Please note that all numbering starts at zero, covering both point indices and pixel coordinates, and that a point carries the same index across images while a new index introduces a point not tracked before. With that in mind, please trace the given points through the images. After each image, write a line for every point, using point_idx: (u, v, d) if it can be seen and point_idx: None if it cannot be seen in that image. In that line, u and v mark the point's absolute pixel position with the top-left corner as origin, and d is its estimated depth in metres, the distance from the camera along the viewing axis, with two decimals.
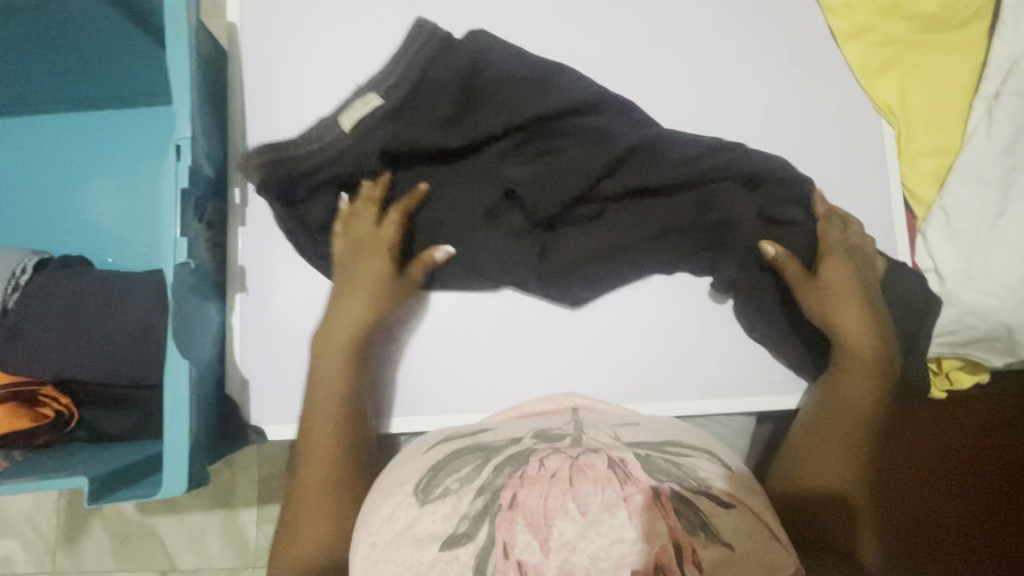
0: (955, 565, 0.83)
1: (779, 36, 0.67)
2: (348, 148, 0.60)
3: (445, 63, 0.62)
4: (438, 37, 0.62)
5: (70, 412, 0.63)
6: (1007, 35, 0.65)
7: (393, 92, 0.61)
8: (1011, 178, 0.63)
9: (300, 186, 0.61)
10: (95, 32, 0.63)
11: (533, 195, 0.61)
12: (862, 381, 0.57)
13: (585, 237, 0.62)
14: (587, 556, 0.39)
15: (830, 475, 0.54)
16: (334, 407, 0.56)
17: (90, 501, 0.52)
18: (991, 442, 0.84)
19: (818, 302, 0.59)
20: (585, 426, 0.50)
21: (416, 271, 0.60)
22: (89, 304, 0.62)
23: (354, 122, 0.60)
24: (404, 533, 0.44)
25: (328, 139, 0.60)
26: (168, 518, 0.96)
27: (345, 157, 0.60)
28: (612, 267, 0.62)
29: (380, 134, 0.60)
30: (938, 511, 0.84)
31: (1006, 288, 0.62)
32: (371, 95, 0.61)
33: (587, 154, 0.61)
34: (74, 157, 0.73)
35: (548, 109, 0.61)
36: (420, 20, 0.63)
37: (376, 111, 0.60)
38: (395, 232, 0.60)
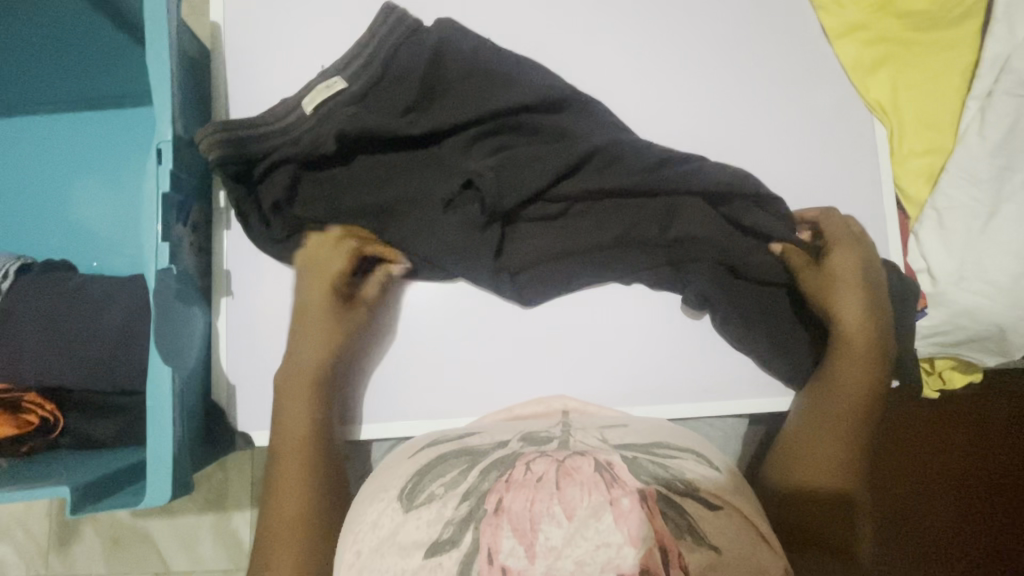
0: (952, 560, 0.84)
1: (770, 33, 0.66)
2: (309, 132, 0.60)
3: (412, 51, 0.61)
4: (405, 25, 0.60)
5: (54, 418, 0.62)
6: (999, 34, 0.64)
7: (359, 80, 0.60)
8: (1004, 177, 0.63)
9: (255, 166, 0.60)
10: (75, 32, 0.62)
11: (492, 186, 0.59)
12: (859, 373, 0.56)
13: (544, 235, 0.62)
14: (572, 562, 0.38)
15: (826, 476, 0.53)
16: (306, 402, 0.56)
17: (72, 509, 0.52)
18: (986, 435, 0.84)
19: (818, 288, 0.59)
20: (572, 429, 0.50)
21: (370, 291, 0.61)
22: (73, 310, 0.61)
23: (316, 105, 0.59)
24: (388, 539, 0.44)
25: (289, 122, 0.59)
26: (160, 521, 0.95)
27: (303, 142, 0.59)
28: (572, 262, 0.62)
29: (339, 120, 0.59)
30: (932, 509, 0.84)
31: (998, 288, 0.62)
32: (335, 78, 0.59)
33: (546, 143, 0.62)
34: (57, 159, 0.72)
35: (515, 102, 0.61)
36: (387, 5, 0.61)
37: (339, 96, 0.59)
38: (349, 265, 0.60)
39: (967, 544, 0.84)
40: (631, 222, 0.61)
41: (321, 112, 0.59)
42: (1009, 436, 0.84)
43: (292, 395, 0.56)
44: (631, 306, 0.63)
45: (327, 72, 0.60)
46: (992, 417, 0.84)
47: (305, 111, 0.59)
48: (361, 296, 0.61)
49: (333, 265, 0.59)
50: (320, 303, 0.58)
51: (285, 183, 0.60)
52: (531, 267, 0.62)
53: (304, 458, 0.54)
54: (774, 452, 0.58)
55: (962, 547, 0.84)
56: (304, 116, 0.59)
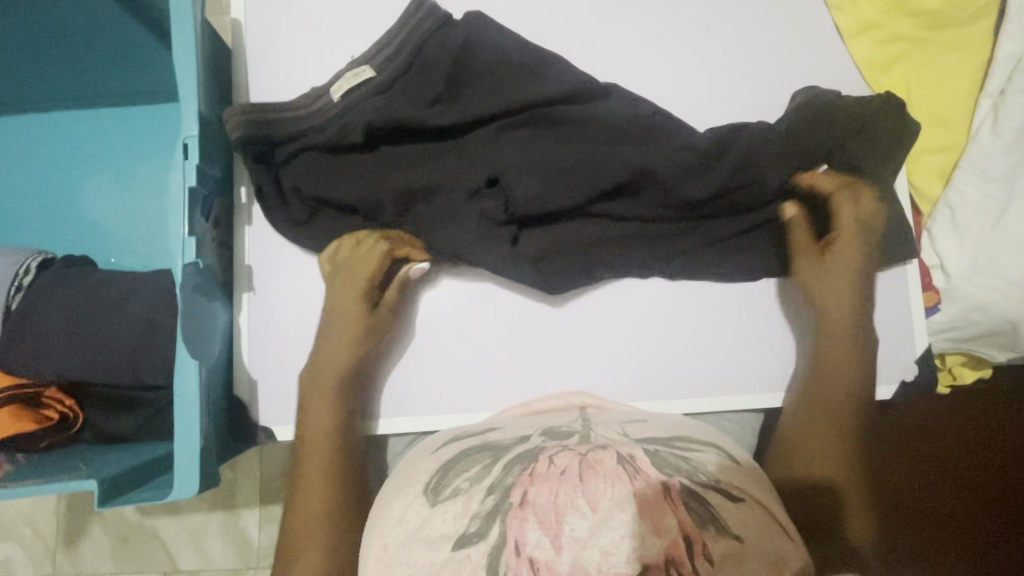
0: (964, 548, 0.85)
1: (785, 33, 0.67)
2: (335, 118, 0.60)
3: (441, 41, 0.60)
4: (435, 15, 0.60)
5: (74, 414, 0.62)
6: (1014, 32, 0.65)
7: (387, 70, 0.60)
8: (1016, 174, 0.63)
9: (279, 152, 0.61)
10: (97, 30, 0.62)
11: (519, 183, 0.60)
12: (853, 369, 0.58)
13: (559, 228, 0.62)
14: (597, 551, 0.38)
15: (828, 466, 0.54)
16: (330, 400, 0.58)
17: (100, 504, 0.52)
18: (992, 424, 0.86)
19: (809, 275, 0.61)
20: (592, 423, 0.50)
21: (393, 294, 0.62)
22: (94, 305, 0.61)
23: (344, 93, 0.59)
24: (416, 533, 0.44)
25: (315, 108, 0.60)
26: (169, 520, 0.95)
27: (330, 129, 0.60)
28: (587, 256, 0.62)
29: (366, 107, 0.60)
30: (934, 503, 0.85)
31: (1010, 283, 0.63)
32: (363, 67, 0.59)
33: (586, 134, 0.62)
34: (75, 156, 0.72)
35: (541, 96, 0.61)
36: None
37: (368, 85, 0.59)
38: (375, 267, 0.60)
39: (965, 538, 0.85)
40: (647, 216, 0.62)
41: (348, 101, 0.59)
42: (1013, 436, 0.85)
43: (315, 391, 0.58)
44: (658, 298, 0.64)
45: (356, 61, 0.60)
46: (995, 416, 0.86)
47: (332, 99, 0.59)
48: (384, 302, 0.61)
49: (365, 265, 0.60)
50: (351, 304, 0.60)
51: (318, 175, 0.61)
52: (552, 259, 0.62)
53: (333, 454, 0.56)
54: (776, 443, 0.58)
55: (962, 543, 0.85)
56: (332, 103, 0.59)
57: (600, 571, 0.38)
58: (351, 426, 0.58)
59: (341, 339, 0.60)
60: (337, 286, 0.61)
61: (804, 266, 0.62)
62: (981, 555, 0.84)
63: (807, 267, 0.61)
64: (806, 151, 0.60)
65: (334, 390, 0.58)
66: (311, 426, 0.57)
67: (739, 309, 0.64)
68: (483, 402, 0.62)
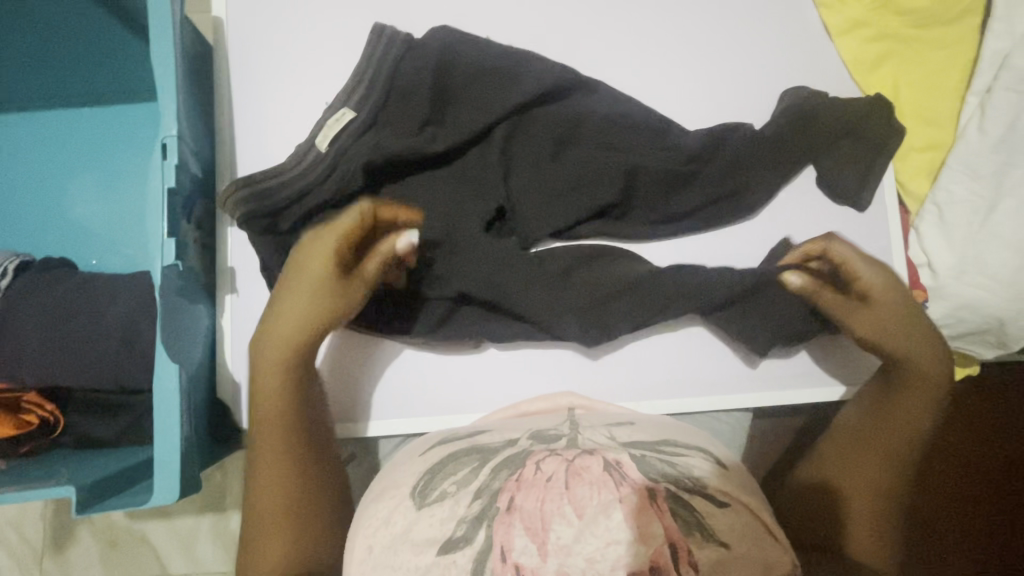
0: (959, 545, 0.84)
1: (772, 30, 0.66)
2: (331, 168, 0.58)
3: (414, 64, 0.60)
4: (399, 40, 0.60)
5: (54, 419, 0.61)
6: (999, 30, 0.65)
7: (369, 108, 0.59)
8: (1004, 173, 0.63)
9: (283, 219, 0.58)
10: (74, 28, 0.61)
11: (527, 216, 0.61)
12: (920, 400, 0.54)
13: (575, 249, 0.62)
14: (583, 559, 0.38)
15: (849, 478, 0.54)
16: (284, 388, 0.52)
17: (78, 510, 0.51)
18: (984, 421, 0.85)
19: (861, 329, 0.57)
20: (580, 426, 0.49)
21: (373, 266, 0.54)
22: (73, 309, 0.60)
23: (328, 142, 0.58)
24: (401, 537, 0.43)
25: (303, 165, 0.58)
26: (158, 523, 0.94)
27: (329, 178, 0.58)
28: (608, 281, 0.60)
29: (359, 149, 0.58)
30: (933, 507, 0.84)
31: (997, 281, 0.63)
32: (342, 111, 0.58)
33: (579, 153, 0.61)
34: (54, 157, 0.71)
35: (521, 101, 0.60)
36: (376, 27, 0.60)
37: (350, 128, 0.58)
38: (354, 225, 0.52)
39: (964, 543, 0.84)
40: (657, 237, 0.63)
41: (336, 148, 0.58)
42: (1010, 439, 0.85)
43: (262, 372, 0.52)
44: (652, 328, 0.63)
45: (332, 107, 0.59)
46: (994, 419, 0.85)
47: (320, 149, 0.58)
48: (364, 270, 0.54)
49: (346, 222, 0.52)
50: (316, 275, 0.52)
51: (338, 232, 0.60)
52: (567, 284, 0.60)
53: (282, 439, 0.51)
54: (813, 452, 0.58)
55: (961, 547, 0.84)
56: (322, 155, 0.58)
57: None
58: (301, 408, 0.52)
59: (296, 311, 0.52)
60: (302, 259, 0.52)
61: (847, 319, 0.57)
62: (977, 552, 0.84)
63: (846, 320, 0.57)
64: (790, 159, 0.62)
65: (284, 369, 0.52)
66: (261, 407, 0.52)
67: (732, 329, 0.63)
68: (473, 404, 0.61)
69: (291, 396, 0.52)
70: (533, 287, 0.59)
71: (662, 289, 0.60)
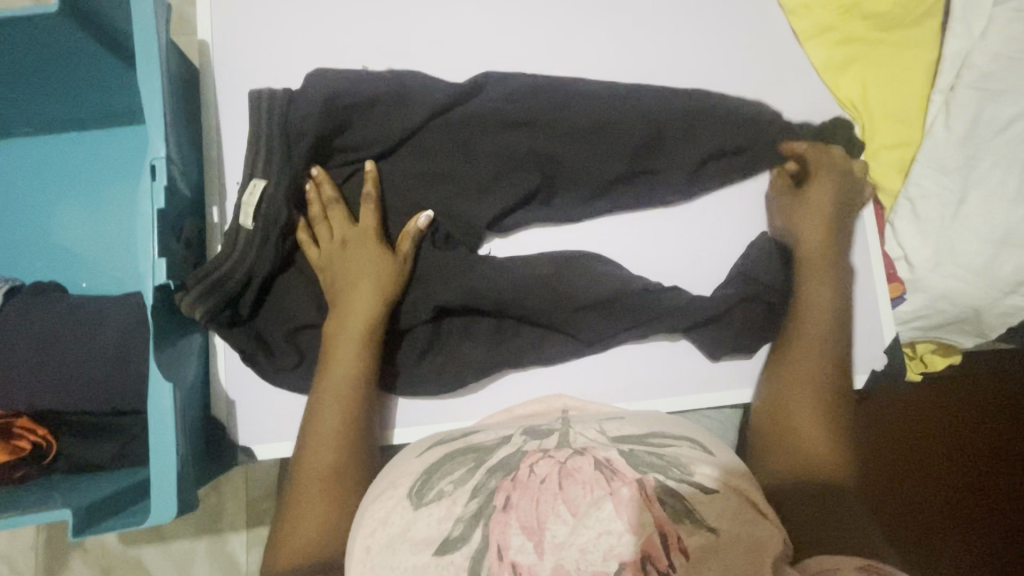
0: (944, 527, 0.87)
1: (744, 36, 0.69)
2: (265, 240, 0.58)
3: (301, 112, 0.59)
4: (278, 95, 0.59)
5: (47, 444, 0.60)
6: (958, 31, 0.68)
7: (276, 171, 0.58)
8: (971, 167, 0.66)
9: (242, 304, 0.59)
10: (58, 58, 0.62)
11: (478, 214, 0.62)
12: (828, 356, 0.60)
13: (535, 258, 0.63)
14: (576, 549, 0.39)
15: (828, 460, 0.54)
16: (347, 366, 0.56)
17: (75, 533, 0.51)
18: (947, 404, 0.89)
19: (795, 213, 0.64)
20: (572, 422, 0.50)
21: (407, 245, 0.61)
22: (65, 334, 0.61)
23: (252, 215, 0.57)
24: (399, 536, 0.43)
25: (239, 246, 0.58)
26: (153, 547, 0.93)
27: (267, 250, 0.59)
28: (593, 294, 0.62)
29: (284, 211, 0.58)
30: (927, 501, 0.87)
31: (969, 271, 0.66)
32: (253, 181, 0.58)
33: (559, 169, 0.64)
34: (42, 182, 0.71)
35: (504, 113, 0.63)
36: (252, 93, 0.59)
37: (268, 195, 0.58)
38: (376, 216, 0.61)
39: (960, 534, 0.87)
40: (637, 242, 0.66)
41: (260, 220, 0.58)
42: (998, 433, 0.89)
43: (341, 334, 0.57)
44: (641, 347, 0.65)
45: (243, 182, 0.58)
46: (979, 413, 0.89)
47: (247, 228, 0.58)
48: (399, 252, 0.61)
49: (369, 212, 0.61)
50: (368, 250, 0.60)
51: (303, 291, 0.62)
52: (538, 292, 0.61)
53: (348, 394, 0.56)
54: (763, 440, 0.58)
55: (959, 540, 0.86)
56: (250, 232, 0.58)
57: (578, 569, 0.38)
58: (372, 373, 0.57)
59: (364, 289, 0.58)
60: (351, 249, 0.60)
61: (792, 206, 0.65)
62: (962, 531, 0.87)
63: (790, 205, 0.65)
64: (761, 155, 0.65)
65: (359, 337, 0.57)
66: (333, 368, 0.56)
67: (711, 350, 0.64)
68: (470, 410, 0.63)
69: (364, 362, 0.57)
70: (515, 304, 0.61)
71: (646, 295, 0.62)
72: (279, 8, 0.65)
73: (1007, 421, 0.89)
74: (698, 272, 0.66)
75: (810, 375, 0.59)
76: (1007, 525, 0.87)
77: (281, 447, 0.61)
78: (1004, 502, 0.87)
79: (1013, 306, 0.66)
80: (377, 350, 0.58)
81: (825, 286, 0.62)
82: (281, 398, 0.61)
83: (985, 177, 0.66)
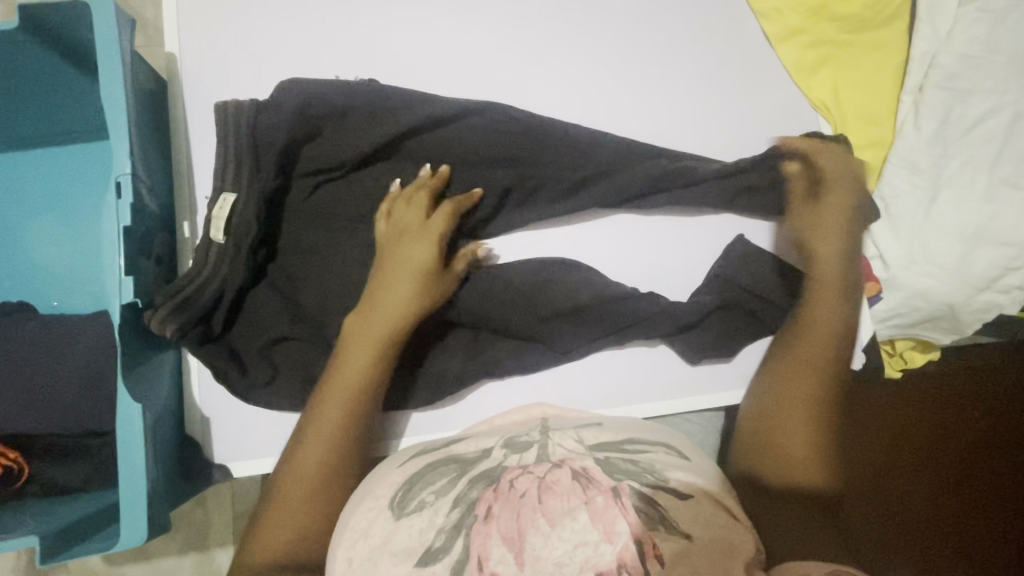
0: (929, 521, 0.87)
1: (716, 39, 0.69)
2: (232, 256, 0.57)
3: (270, 120, 0.59)
4: (246, 106, 0.59)
5: (18, 465, 0.59)
6: (925, 32, 0.68)
7: (246, 184, 0.58)
8: (942, 165, 0.67)
9: (215, 320, 0.58)
10: (18, 72, 0.60)
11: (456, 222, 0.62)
12: (820, 341, 0.58)
13: (514, 268, 0.63)
14: (552, 562, 0.38)
15: (812, 457, 0.53)
16: (355, 371, 0.54)
17: (41, 560, 0.50)
18: (932, 400, 0.90)
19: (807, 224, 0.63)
20: (550, 430, 0.50)
21: (462, 266, 0.61)
22: (34, 355, 0.60)
23: (223, 229, 0.57)
24: (381, 547, 0.42)
25: (211, 264, 0.57)
26: (137, 568, 0.91)
27: (235, 266, 0.58)
28: (573, 302, 0.61)
29: (250, 223, 0.57)
30: (912, 493, 0.88)
31: (943, 268, 0.66)
32: (223, 195, 0.57)
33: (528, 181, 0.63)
34: (9, 199, 0.70)
35: (477, 120, 0.62)
36: (218, 104, 0.59)
37: (237, 209, 0.57)
38: (447, 223, 0.59)
39: (943, 527, 0.87)
40: (614, 248, 0.66)
41: (230, 235, 0.57)
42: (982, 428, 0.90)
43: (354, 341, 0.55)
44: (621, 353, 0.65)
45: (213, 196, 0.58)
46: (974, 413, 0.90)
47: (218, 242, 0.57)
48: (453, 268, 0.60)
49: (438, 222, 0.59)
50: (421, 257, 0.57)
51: (275, 307, 0.61)
52: (514, 302, 0.61)
53: (348, 400, 0.53)
54: (748, 434, 0.57)
55: (943, 535, 0.87)
56: (221, 246, 0.57)
57: None
58: (380, 384, 0.55)
59: (399, 295, 0.56)
60: (403, 245, 0.58)
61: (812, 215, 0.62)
62: (948, 526, 0.87)
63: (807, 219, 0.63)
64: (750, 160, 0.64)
65: (377, 347, 0.55)
66: (336, 373, 0.54)
67: (687, 357, 0.65)
68: (451, 420, 0.63)
69: (371, 374, 0.54)
70: (495, 314, 0.61)
71: (625, 301, 0.62)
72: (247, 20, 0.64)
73: (1002, 423, 0.89)
74: (674, 274, 0.67)
75: (803, 363, 0.58)
76: (994, 525, 0.87)
77: (260, 462, 0.60)
78: (987, 496, 0.88)
79: (987, 302, 0.67)
80: (388, 364, 0.56)
81: (835, 272, 0.61)
82: (260, 415, 0.60)
83: (956, 176, 0.66)
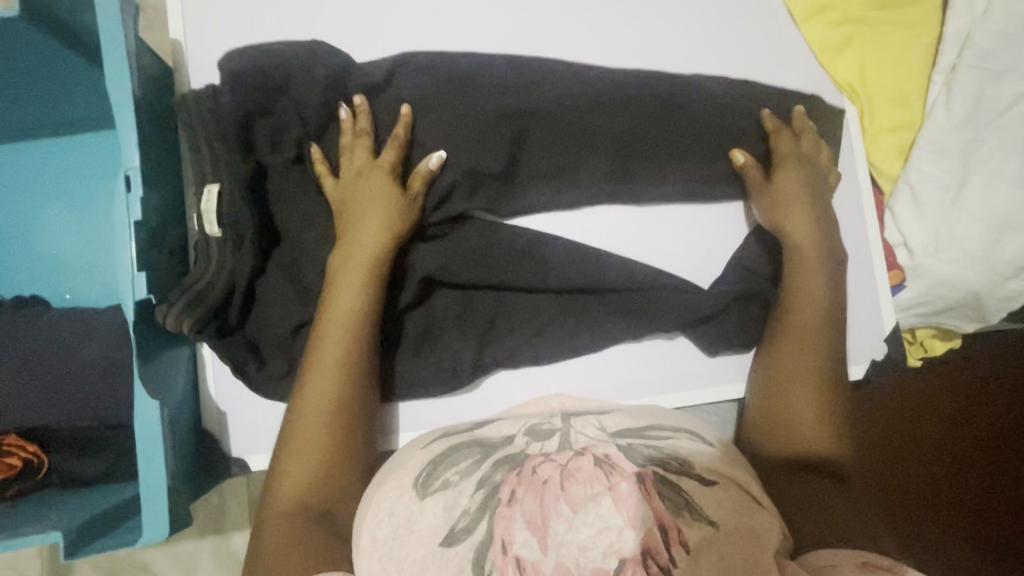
0: (956, 519, 0.84)
1: (738, 14, 0.66)
2: (232, 246, 0.56)
3: (245, 101, 0.56)
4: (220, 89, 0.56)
5: (38, 459, 0.59)
6: (958, 8, 0.66)
7: (225, 169, 0.55)
8: (972, 149, 0.64)
9: (231, 309, 0.57)
10: (26, 63, 0.59)
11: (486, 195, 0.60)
12: (813, 291, 0.59)
13: (545, 261, 0.62)
14: (575, 546, 0.38)
15: (815, 424, 0.54)
16: (359, 289, 0.55)
17: (66, 555, 0.50)
18: (950, 395, 0.87)
19: (769, 207, 0.61)
20: (570, 418, 0.48)
21: (417, 184, 0.58)
22: (52, 348, 0.60)
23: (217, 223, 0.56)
24: (405, 528, 0.42)
25: (215, 257, 0.56)
26: (159, 550, 0.93)
27: (228, 255, 0.56)
28: (585, 309, 0.62)
29: (241, 211, 0.56)
30: (935, 483, 0.85)
31: (972, 256, 0.64)
32: (211, 184, 0.55)
33: (534, 156, 0.61)
34: (18, 191, 0.69)
35: (504, 106, 0.60)
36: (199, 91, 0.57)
37: (228, 191, 0.55)
38: (394, 155, 0.58)
39: (970, 522, 0.84)
40: (631, 235, 0.64)
41: (230, 224, 0.56)
42: (1002, 418, 0.87)
43: (343, 272, 0.55)
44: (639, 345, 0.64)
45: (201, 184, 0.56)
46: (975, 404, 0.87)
47: (215, 235, 0.56)
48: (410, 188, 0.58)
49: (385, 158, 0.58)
50: (381, 186, 0.57)
51: (284, 299, 0.59)
52: (534, 300, 0.62)
53: (357, 338, 0.54)
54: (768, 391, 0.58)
55: (967, 518, 0.85)
56: (219, 239, 0.56)
57: (578, 566, 0.38)
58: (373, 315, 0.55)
59: (373, 219, 0.56)
60: (365, 176, 0.57)
61: (772, 196, 0.61)
62: (976, 520, 0.84)
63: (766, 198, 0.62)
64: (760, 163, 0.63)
65: (365, 273, 0.55)
66: (333, 306, 0.54)
67: (703, 349, 0.64)
68: (467, 411, 0.62)
69: (365, 308, 0.55)
70: (513, 303, 0.62)
71: (638, 292, 0.62)
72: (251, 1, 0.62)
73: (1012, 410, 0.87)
74: (692, 258, 0.65)
75: (815, 315, 0.58)
76: (1000, 517, 0.85)
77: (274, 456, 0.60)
78: (1010, 489, 0.85)
79: (1014, 290, 0.65)
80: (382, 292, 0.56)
81: (802, 207, 0.61)
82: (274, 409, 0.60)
83: (986, 159, 0.64)
